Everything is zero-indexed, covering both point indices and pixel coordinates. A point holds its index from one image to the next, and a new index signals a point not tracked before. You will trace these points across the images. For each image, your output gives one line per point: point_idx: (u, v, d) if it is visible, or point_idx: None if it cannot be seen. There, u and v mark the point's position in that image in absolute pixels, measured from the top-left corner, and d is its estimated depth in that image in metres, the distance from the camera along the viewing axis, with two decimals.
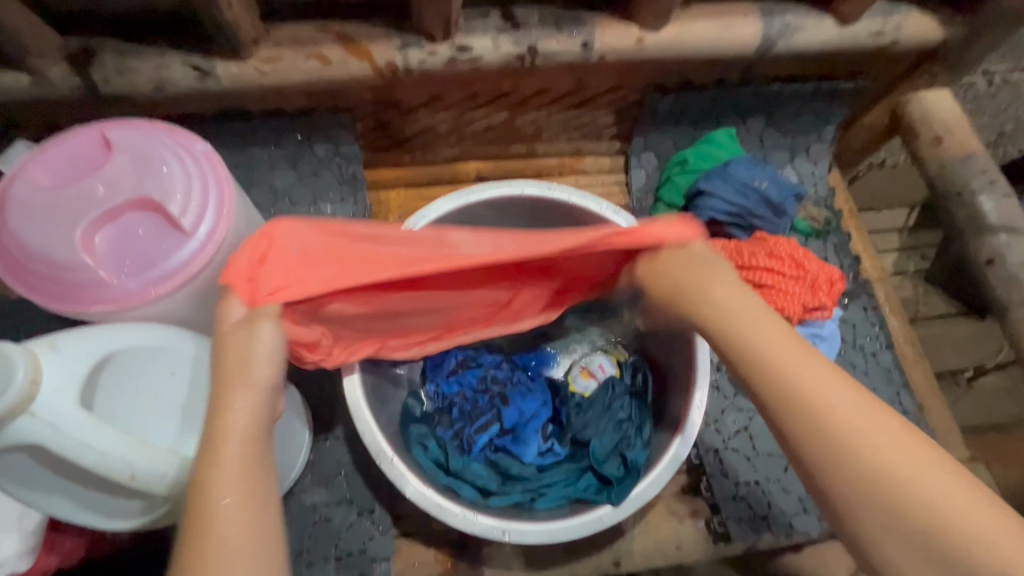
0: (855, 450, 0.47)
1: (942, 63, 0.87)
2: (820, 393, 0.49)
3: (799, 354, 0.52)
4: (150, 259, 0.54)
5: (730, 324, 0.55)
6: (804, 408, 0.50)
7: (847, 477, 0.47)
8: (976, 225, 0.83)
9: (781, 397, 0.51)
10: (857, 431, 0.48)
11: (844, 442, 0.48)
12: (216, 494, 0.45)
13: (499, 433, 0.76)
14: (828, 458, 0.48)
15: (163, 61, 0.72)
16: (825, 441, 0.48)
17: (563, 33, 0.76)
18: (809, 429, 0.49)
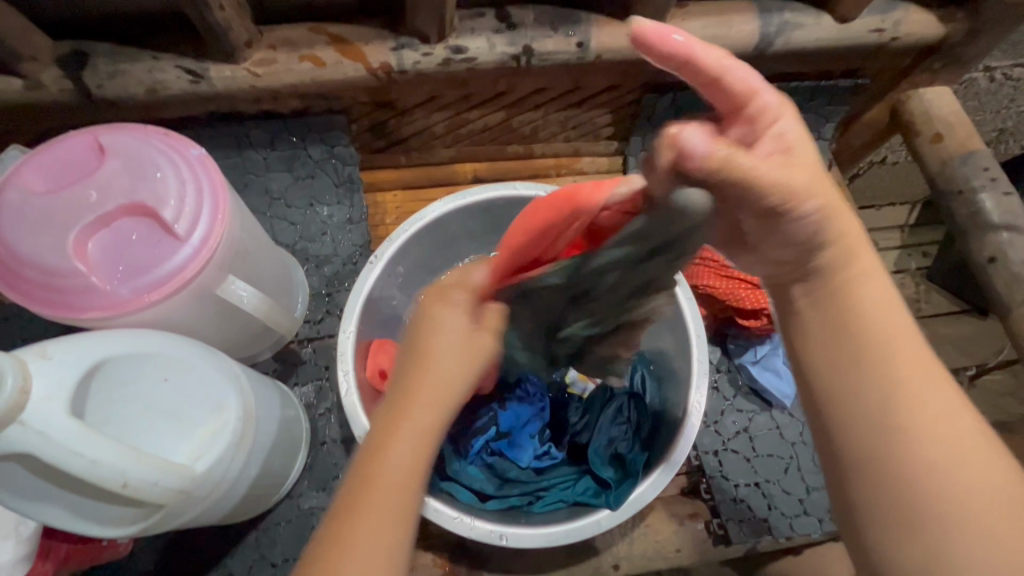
0: (945, 487, 0.43)
1: (942, 59, 0.86)
2: (917, 410, 0.45)
3: (913, 367, 0.46)
4: (143, 265, 0.53)
5: (853, 275, 0.48)
6: (894, 416, 0.45)
7: (935, 500, 0.43)
8: (978, 223, 0.82)
9: (866, 404, 0.46)
10: (940, 433, 0.44)
11: (916, 437, 0.44)
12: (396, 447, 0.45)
13: (495, 436, 0.75)
14: (907, 454, 0.44)
15: (155, 64, 0.71)
16: (896, 428, 0.44)
17: (558, 32, 0.75)
18: (874, 440, 0.45)
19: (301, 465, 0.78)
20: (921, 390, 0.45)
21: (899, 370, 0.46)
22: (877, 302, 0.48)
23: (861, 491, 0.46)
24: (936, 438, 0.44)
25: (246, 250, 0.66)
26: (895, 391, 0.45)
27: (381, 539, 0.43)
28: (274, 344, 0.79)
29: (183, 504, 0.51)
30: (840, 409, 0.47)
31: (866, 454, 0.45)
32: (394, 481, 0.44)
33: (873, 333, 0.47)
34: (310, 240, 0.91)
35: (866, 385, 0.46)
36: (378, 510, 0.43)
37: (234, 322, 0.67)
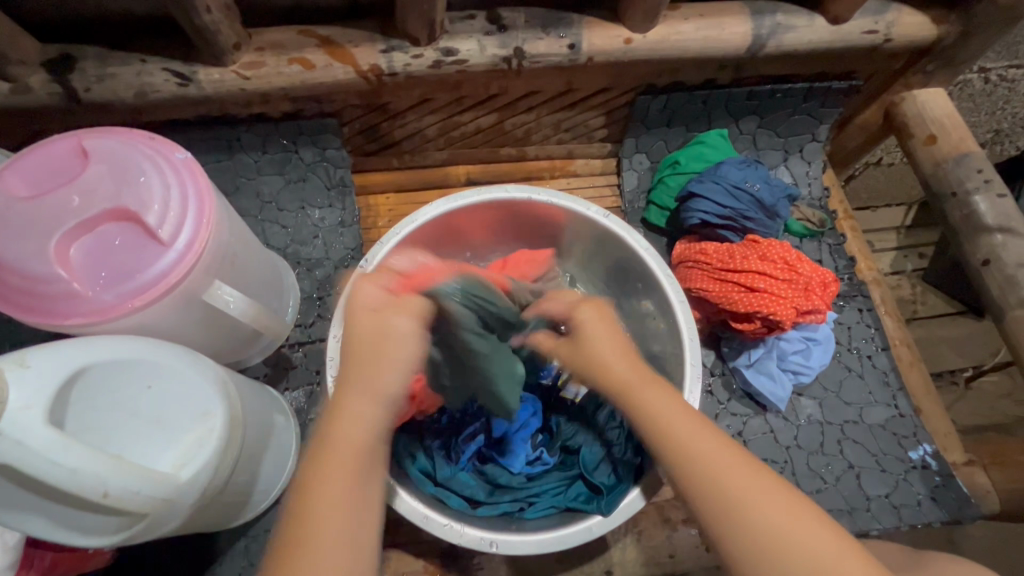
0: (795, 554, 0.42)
1: (937, 61, 0.85)
2: (725, 483, 0.46)
3: (688, 429, 0.50)
4: (126, 270, 0.53)
5: (599, 355, 0.58)
6: (733, 495, 0.46)
7: (757, 556, 0.43)
8: (973, 225, 0.82)
9: (697, 471, 0.48)
10: (724, 484, 0.46)
11: (725, 492, 0.46)
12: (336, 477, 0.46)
13: (486, 442, 0.76)
14: (732, 509, 0.45)
15: (143, 67, 0.71)
16: (716, 492, 0.46)
17: (550, 34, 0.75)
18: (726, 525, 0.45)
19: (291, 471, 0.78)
20: (735, 468, 0.47)
21: (694, 451, 0.49)
22: (626, 384, 0.55)
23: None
24: (768, 509, 0.44)
25: (235, 255, 0.65)
26: (727, 469, 0.47)
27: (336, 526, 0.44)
28: (265, 347, 0.79)
29: (166, 513, 0.51)
30: (707, 505, 0.46)
31: (730, 538, 0.45)
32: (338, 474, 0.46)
33: (647, 405, 0.53)
34: (301, 243, 0.91)
35: (703, 475, 0.47)
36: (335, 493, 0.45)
37: (222, 327, 0.67)
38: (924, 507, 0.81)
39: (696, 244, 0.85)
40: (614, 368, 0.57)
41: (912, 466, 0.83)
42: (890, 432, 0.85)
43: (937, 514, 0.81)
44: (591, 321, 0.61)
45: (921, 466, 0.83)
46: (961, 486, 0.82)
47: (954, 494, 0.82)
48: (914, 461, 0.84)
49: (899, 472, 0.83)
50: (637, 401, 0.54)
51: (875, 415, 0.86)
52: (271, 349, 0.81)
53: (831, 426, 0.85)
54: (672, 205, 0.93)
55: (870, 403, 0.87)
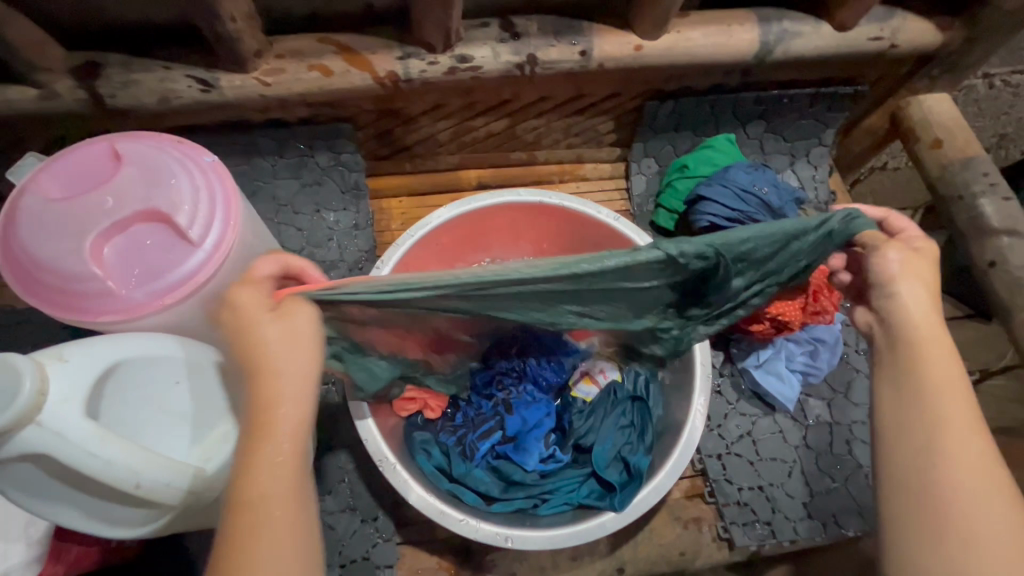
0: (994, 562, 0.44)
1: (941, 66, 0.87)
2: (985, 489, 0.46)
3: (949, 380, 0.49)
4: (157, 270, 0.55)
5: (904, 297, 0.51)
6: (951, 493, 0.47)
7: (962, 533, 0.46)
8: (978, 228, 0.83)
9: (940, 420, 0.49)
10: (958, 461, 0.47)
11: (949, 469, 0.47)
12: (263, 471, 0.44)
13: (500, 441, 0.75)
14: (949, 489, 0.47)
15: (167, 74, 0.73)
16: (938, 459, 0.48)
17: (562, 41, 0.77)
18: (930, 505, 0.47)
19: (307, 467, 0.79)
20: (989, 481, 0.47)
21: (956, 448, 0.48)
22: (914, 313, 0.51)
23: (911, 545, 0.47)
24: (998, 523, 0.45)
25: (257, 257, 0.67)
26: (984, 478, 0.47)
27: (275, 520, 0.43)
28: None
29: (193, 505, 0.52)
30: (912, 472, 0.49)
31: (918, 512, 0.47)
32: (269, 465, 0.44)
33: (943, 403, 0.49)
34: (317, 245, 0.93)
35: (945, 469, 0.47)
36: (270, 488, 0.44)
37: None
38: None
39: None
40: (914, 339, 0.50)
41: None
42: None
43: None
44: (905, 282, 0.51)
45: None
46: None
47: None
48: None
49: None
50: (900, 355, 0.51)
51: None
52: None
53: (840, 427, 0.86)
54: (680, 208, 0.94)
55: None
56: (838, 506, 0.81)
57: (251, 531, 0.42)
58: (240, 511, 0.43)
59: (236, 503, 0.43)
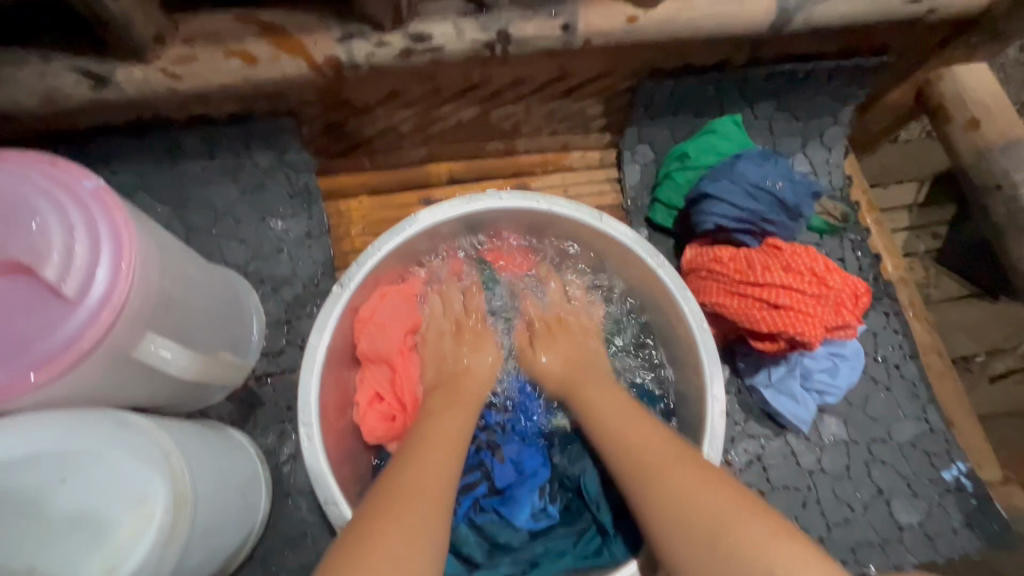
0: (688, 511, 0.46)
1: (985, 32, 0.74)
2: (668, 458, 0.51)
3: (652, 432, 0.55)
4: (25, 338, 0.42)
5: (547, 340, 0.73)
6: (647, 476, 0.50)
7: (667, 532, 0.46)
8: (1019, 223, 0.73)
9: (633, 460, 0.53)
10: (658, 461, 0.51)
11: (652, 473, 0.50)
12: (438, 424, 0.59)
13: (486, 493, 0.66)
14: (653, 487, 0.49)
15: (47, 66, 0.58)
16: (639, 474, 0.51)
17: (539, 13, 0.63)
18: (654, 502, 0.48)
19: (264, 524, 0.70)
20: (666, 452, 0.52)
21: (643, 441, 0.54)
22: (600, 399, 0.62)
23: (665, 537, 0.47)
24: (698, 484, 0.47)
25: (173, 299, 0.55)
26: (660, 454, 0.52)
27: (422, 505, 0.48)
28: (228, 386, 0.70)
29: None
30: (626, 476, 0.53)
31: (655, 507, 0.48)
32: (435, 464, 0.53)
33: (615, 419, 0.59)
34: (264, 259, 0.80)
35: (648, 470, 0.51)
36: (425, 478, 0.51)
37: (166, 381, 0.57)
38: (958, 533, 0.74)
39: (709, 250, 0.76)
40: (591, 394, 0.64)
41: (946, 488, 0.76)
42: (919, 450, 0.78)
43: (972, 542, 0.74)
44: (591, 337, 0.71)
45: (955, 488, 0.76)
46: (998, 509, 0.75)
47: (991, 519, 0.74)
48: (948, 483, 0.76)
49: (932, 496, 0.76)
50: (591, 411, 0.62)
51: (905, 432, 0.79)
52: (235, 385, 0.72)
53: (857, 447, 0.78)
54: (680, 203, 0.83)
55: (899, 418, 0.79)
56: (856, 539, 0.74)
57: (406, 490, 0.49)
58: (395, 480, 0.50)
59: (416, 445, 0.55)
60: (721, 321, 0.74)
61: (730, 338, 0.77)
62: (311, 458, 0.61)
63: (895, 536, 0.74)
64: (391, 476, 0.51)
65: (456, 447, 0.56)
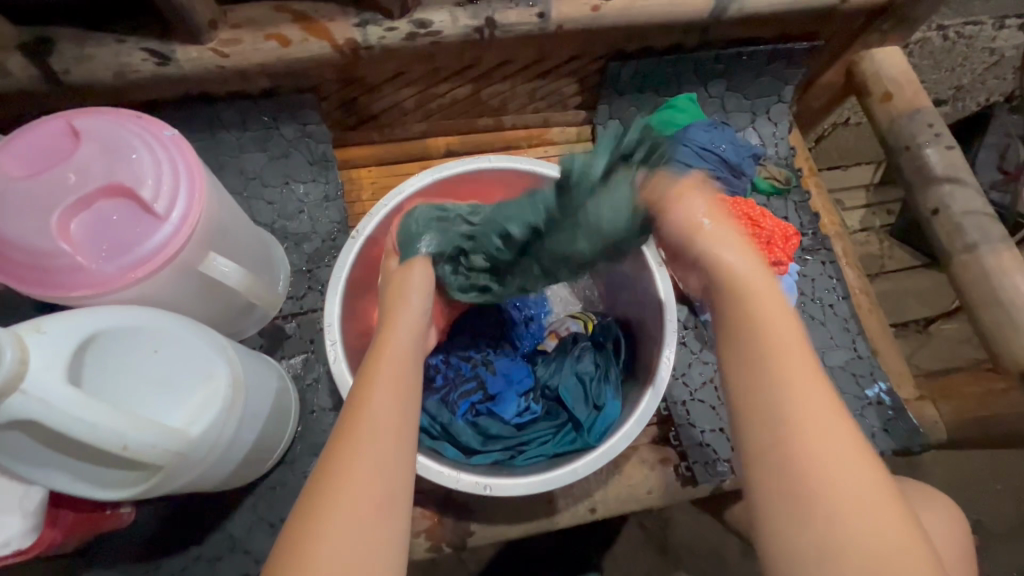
0: (826, 489, 0.44)
1: (892, 19, 0.89)
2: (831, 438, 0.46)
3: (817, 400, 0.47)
4: (125, 244, 0.56)
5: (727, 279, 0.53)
6: (799, 435, 0.46)
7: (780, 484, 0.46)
8: (923, 177, 0.87)
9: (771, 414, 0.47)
10: (806, 428, 0.46)
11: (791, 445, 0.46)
12: (374, 400, 0.52)
13: (481, 399, 0.82)
14: (795, 452, 0.46)
15: (121, 47, 0.72)
16: (774, 438, 0.47)
17: (518, 4, 0.77)
18: (787, 456, 0.46)
19: (292, 433, 0.83)
20: (817, 422, 0.46)
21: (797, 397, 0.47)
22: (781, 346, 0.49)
23: (771, 501, 0.46)
24: (844, 471, 0.44)
25: (227, 229, 0.68)
26: (829, 424, 0.46)
27: (363, 492, 0.46)
28: (261, 318, 0.84)
29: (179, 465, 0.55)
30: (757, 419, 0.48)
31: (778, 474, 0.46)
32: (373, 447, 0.49)
33: (791, 368, 0.48)
34: (288, 217, 0.94)
35: (790, 432, 0.46)
36: (373, 461, 0.48)
37: (217, 298, 0.70)
38: (876, 437, 0.88)
39: None
40: (755, 309, 0.51)
41: (868, 402, 0.90)
42: (848, 372, 0.92)
43: (889, 445, 0.88)
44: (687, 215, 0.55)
45: (876, 402, 0.90)
46: (911, 418, 0.89)
47: (905, 426, 0.89)
48: (870, 398, 0.91)
49: (855, 408, 0.90)
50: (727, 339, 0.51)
51: (836, 357, 0.93)
52: (264, 321, 0.85)
53: None
54: None
55: (831, 347, 0.93)
56: None
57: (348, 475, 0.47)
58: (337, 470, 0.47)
59: (349, 420, 0.51)
60: None
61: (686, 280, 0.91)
62: (336, 365, 0.74)
63: None
64: (337, 462, 0.47)
65: (390, 420, 0.51)
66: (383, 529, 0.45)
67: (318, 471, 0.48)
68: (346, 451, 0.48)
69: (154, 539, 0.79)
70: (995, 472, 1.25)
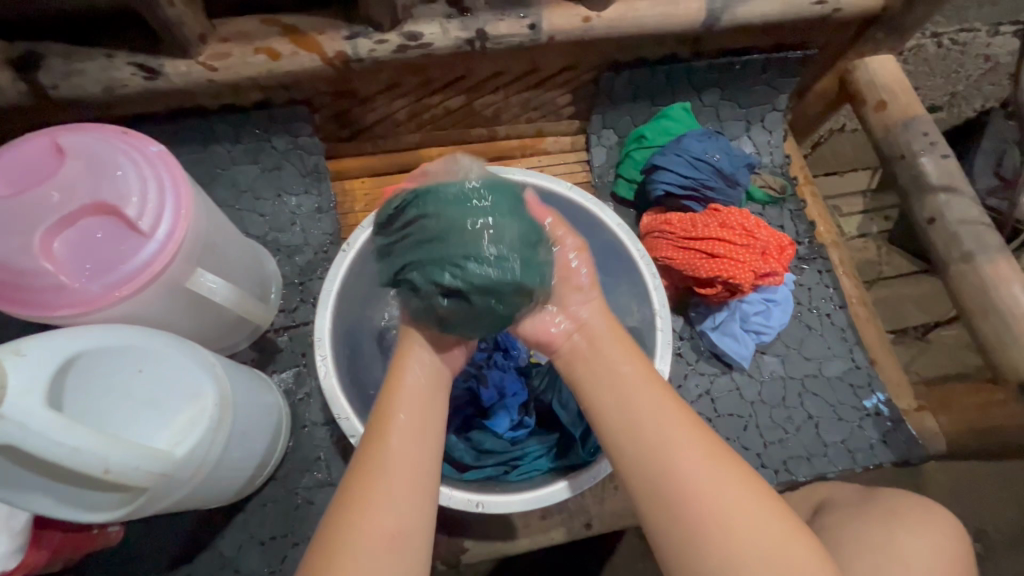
0: (706, 524, 0.48)
1: (885, 28, 0.88)
2: (704, 480, 0.50)
3: (679, 447, 0.53)
4: (111, 262, 0.55)
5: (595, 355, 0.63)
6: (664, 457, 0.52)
7: (665, 529, 0.50)
8: (919, 186, 0.87)
9: (642, 468, 0.53)
10: (681, 475, 0.51)
11: (674, 490, 0.51)
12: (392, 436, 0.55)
13: (475, 414, 0.82)
14: (673, 499, 0.50)
15: (110, 61, 0.71)
16: (659, 488, 0.52)
17: (510, 15, 0.77)
18: (660, 478, 0.52)
19: (284, 449, 0.82)
20: (693, 468, 0.51)
21: (667, 449, 0.53)
22: (638, 416, 0.56)
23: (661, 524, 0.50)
24: (718, 505, 0.49)
25: (214, 245, 0.68)
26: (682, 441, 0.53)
27: (382, 520, 0.49)
28: (251, 333, 0.83)
29: (165, 486, 0.54)
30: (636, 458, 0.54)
31: (657, 505, 0.51)
32: (396, 481, 0.52)
33: (653, 427, 0.55)
34: (280, 230, 0.93)
35: (666, 484, 0.51)
36: (401, 494, 0.51)
37: (206, 313, 0.69)
38: (875, 449, 0.87)
39: (661, 215, 0.90)
40: (618, 364, 0.60)
41: (866, 413, 0.89)
42: (846, 382, 0.91)
43: (887, 456, 0.87)
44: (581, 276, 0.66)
45: (874, 413, 0.89)
46: (910, 429, 0.88)
47: (904, 436, 0.88)
48: (868, 409, 0.90)
49: (853, 419, 0.89)
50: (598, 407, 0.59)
51: (834, 367, 0.92)
52: (257, 334, 0.84)
53: (792, 381, 0.91)
54: (639, 177, 0.97)
55: (829, 357, 0.92)
56: (789, 454, 0.86)
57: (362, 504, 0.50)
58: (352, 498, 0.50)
59: (366, 453, 0.54)
60: (673, 274, 0.87)
61: (681, 290, 0.90)
62: (327, 380, 0.73)
63: (822, 451, 0.87)
64: (357, 492, 0.50)
65: (419, 450, 0.55)
66: (403, 549, 0.49)
67: (334, 514, 0.50)
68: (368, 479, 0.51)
69: (144, 557, 0.78)
70: (995, 481, 1.24)
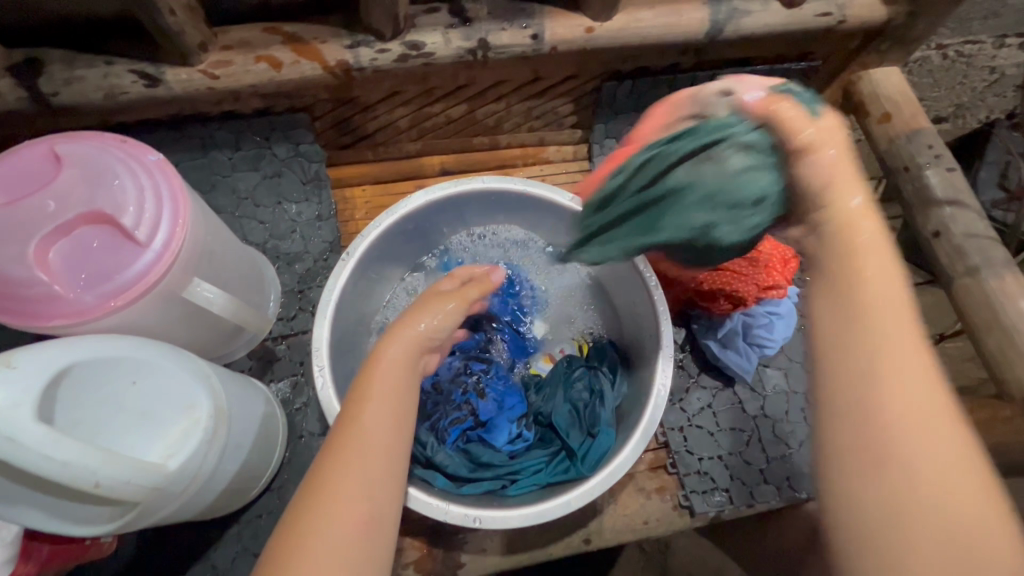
0: (940, 518, 0.38)
1: (889, 40, 0.88)
2: (932, 452, 0.40)
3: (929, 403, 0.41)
4: (106, 272, 0.55)
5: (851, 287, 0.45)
6: (878, 400, 0.41)
7: (895, 550, 0.38)
8: (923, 199, 0.86)
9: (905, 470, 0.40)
10: (895, 449, 0.40)
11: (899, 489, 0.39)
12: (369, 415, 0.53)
13: (472, 426, 0.81)
14: (891, 503, 0.39)
15: (110, 69, 0.71)
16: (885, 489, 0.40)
17: (512, 25, 0.76)
18: (886, 467, 0.40)
19: (280, 459, 0.81)
20: (937, 423, 0.41)
21: (889, 421, 0.41)
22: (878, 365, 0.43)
23: (847, 475, 0.41)
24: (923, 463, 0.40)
25: (212, 253, 0.67)
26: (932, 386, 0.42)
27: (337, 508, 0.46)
28: (249, 342, 0.82)
29: (157, 500, 0.54)
30: (830, 387, 0.44)
31: (882, 519, 0.39)
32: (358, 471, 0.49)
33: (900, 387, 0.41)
34: (280, 237, 0.93)
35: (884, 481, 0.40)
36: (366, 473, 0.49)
37: (202, 321, 0.69)
38: None
39: None
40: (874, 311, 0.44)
41: None
42: None
43: None
44: (828, 174, 0.50)
45: None
46: None
47: None
48: None
49: None
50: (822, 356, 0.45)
51: None
52: (254, 344, 0.84)
53: (795, 395, 0.90)
54: None
55: None
56: (793, 471, 0.85)
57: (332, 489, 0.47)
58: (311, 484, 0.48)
59: (338, 437, 0.52)
60: (677, 288, 0.86)
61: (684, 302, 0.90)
62: (324, 392, 0.72)
63: None
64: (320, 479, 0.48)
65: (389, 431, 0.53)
66: (380, 520, 0.48)
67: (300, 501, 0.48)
68: (339, 452, 0.50)
69: (138, 567, 0.78)
70: None
